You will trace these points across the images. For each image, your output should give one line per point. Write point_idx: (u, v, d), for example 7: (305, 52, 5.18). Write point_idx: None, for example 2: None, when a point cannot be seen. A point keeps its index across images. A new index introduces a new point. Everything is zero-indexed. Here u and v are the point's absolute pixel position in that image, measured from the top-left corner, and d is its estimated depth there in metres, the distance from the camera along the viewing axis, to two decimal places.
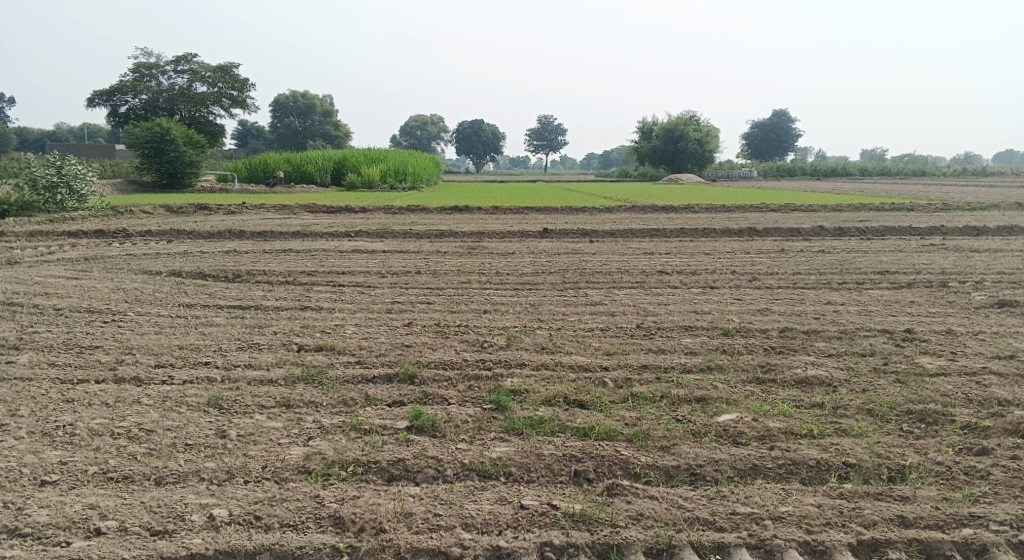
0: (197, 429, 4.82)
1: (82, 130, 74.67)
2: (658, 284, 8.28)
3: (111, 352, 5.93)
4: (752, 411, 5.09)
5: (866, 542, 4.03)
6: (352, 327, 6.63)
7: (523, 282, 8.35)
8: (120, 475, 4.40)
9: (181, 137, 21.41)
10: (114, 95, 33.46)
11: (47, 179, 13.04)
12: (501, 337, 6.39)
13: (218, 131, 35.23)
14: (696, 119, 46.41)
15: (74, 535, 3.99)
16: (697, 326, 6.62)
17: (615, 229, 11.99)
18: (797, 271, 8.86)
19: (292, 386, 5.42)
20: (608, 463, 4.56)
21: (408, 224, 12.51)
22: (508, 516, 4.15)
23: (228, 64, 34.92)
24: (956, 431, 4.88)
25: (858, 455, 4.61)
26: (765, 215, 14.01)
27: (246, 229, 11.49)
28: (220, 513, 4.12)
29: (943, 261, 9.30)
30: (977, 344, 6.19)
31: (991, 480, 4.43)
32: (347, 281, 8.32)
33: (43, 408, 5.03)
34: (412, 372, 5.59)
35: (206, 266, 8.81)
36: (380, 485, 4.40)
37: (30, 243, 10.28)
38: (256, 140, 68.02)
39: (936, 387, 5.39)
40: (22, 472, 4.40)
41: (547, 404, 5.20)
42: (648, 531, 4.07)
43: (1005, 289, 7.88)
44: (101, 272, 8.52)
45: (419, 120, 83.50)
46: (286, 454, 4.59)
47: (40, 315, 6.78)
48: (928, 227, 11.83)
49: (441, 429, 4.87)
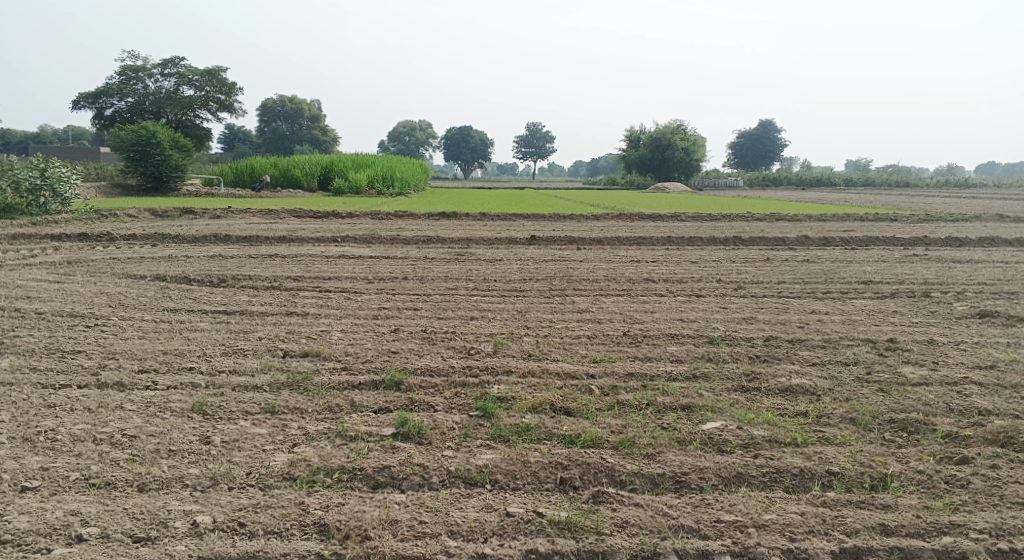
0: (180, 435, 4.79)
1: (67, 132, 74.10)
2: (644, 292, 8.32)
3: (93, 357, 5.88)
4: (737, 419, 5.11)
5: (849, 550, 4.06)
6: (338, 333, 6.61)
7: (510, 289, 8.36)
8: (102, 482, 4.36)
9: (167, 141, 21.29)
10: (100, 97, 33.15)
11: (30, 182, 12.93)
12: (487, 344, 6.40)
13: (204, 135, 35.15)
14: (683, 128, 46.71)
15: (55, 541, 3.95)
16: (682, 335, 6.65)
17: (602, 237, 12.02)
18: (782, 280, 8.92)
19: (277, 391, 5.40)
20: (594, 470, 4.57)
21: (395, 230, 12.49)
22: (494, 523, 4.16)
23: (216, 67, 34.74)
24: (937, 441, 4.92)
25: (841, 463, 4.65)
26: (752, 224, 14.10)
27: (232, 233, 11.43)
28: (203, 520, 4.09)
29: (926, 271, 9.40)
30: (959, 354, 6.26)
31: (971, 488, 4.48)
32: (333, 287, 8.30)
33: (24, 413, 4.99)
34: (398, 378, 5.58)
35: (191, 271, 8.76)
36: (364, 491, 4.39)
37: (12, 246, 10.18)
38: (243, 144, 67.88)
39: (918, 397, 5.44)
40: (2, 477, 4.35)
41: (533, 411, 5.21)
42: (633, 539, 4.09)
43: (987, 299, 7.98)
44: (84, 276, 8.45)
45: (408, 127, 83.78)
46: (271, 461, 4.57)
47: (21, 318, 6.72)
48: (911, 238, 11.96)
49: (427, 436, 4.86)
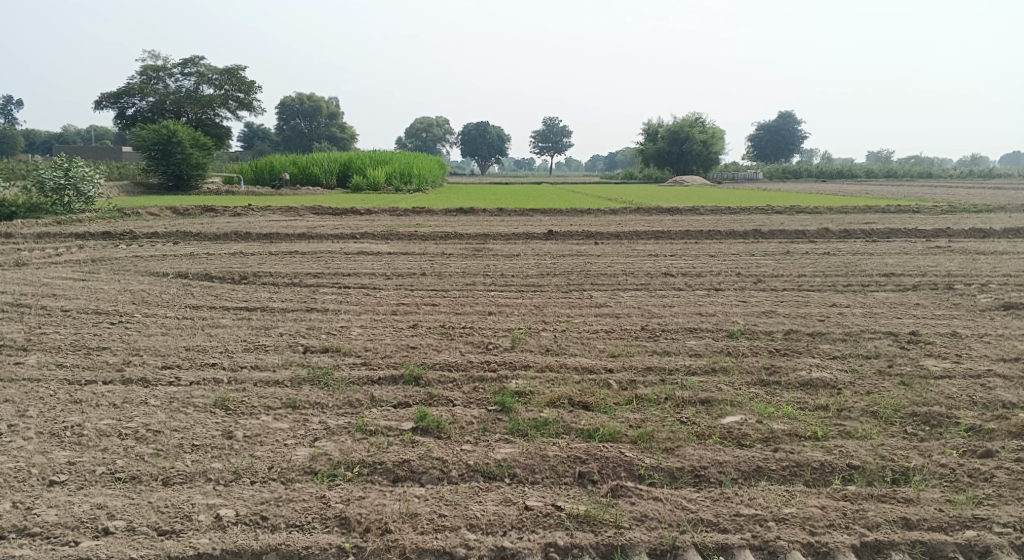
0: (203, 430, 4.85)
1: (89, 132, 74.99)
2: (662, 286, 8.30)
3: (118, 353, 5.97)
4: (756, 413, 5.09)
5: (870, 543, 4.04)
6: (357, 329, 6.66)
7: (528, 284, 8.38)
8: (128, 476, 4.43)
9: (187, 139, 21.52)
10: (121, 97, 33.56)
11: (54, 182, 13.10)
12: (506, 339, 6.42)
13: (224, 133, 35.45)
14: (701, 121, 46.40)
15: (82, 534, 4.02)
16: (701, 329, 6.63)
17: (620, 232, 11.99)
18: (802, 273, 8.86)
19: (298, 387, 5.45)
20: (612, 464, 4.57)
21: (413, 226, 12.54)
22: (513, 517, 4.18)
23: (236, 66, 35.06)
24: (960, 434, 4.88)
25: (862, 457, 4.62)
26: (771, 218, 14.00)
27: (252, 231, 11.54)
28: (226, 513, 4.15)
29: (949, 263, 9.29)
30: (983, 347, 6.19)
31: (995, 482, 4.43)
32: (352, 283, 8.35)
33: (51, 409, 5.07)
34: (417, 373, 5.61)
35: (212, 268, 8.86)
36: (384, 485, 4.42)
37: (37, 245, 10.34)
38: (263, 142, 68.36)
39: (941, 390, 5.39)
40: (31, 472, 4.44)
41: (552, 406, 5.22)
42: (652, 532, 4.09)
43: (1011, 291, 7.88)
44: (108, 274, 8.56)
45: (425, 122, 84.03)
46: (292, 455, 4.62)
47: (47, 316, 6.83)
48: (934, 230, 11.82)
49: (446, 430, 4.89)
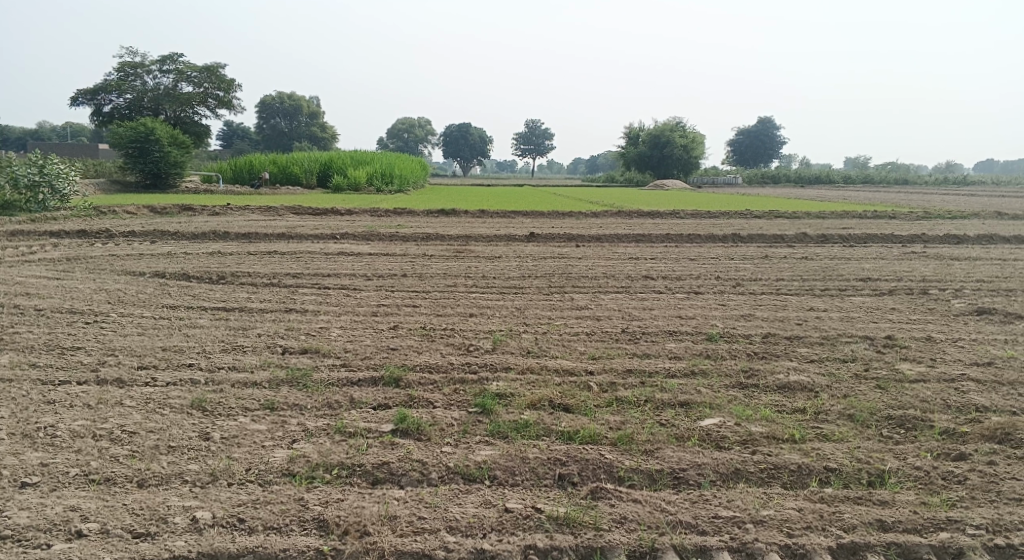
0: (180, 431, 4.80)
1: (65, 129, 73.98)
2: (643, 289, 8.34)
3: (93, 353, 5.89)
4: (735, 415, 5.13)
5: (846, 545, 4.08)
6: (337, 330, 6.62)
7: (509, 286, 8.38)
8: (102, 478, 4.37)
9: (165, 137, 21.29)
10: (98, 94, 33.10)
11: (29, 178, 12.90)
12: (487, 341, 6.41)
13: (203, 132, 35.14)
14: (681, 126, 46.72)
15: (55, 537, 3.96)
16: (681, 332, 6.66)
17: (601, 234, 12.03)
18: (780, 277, 8.93)
19: (276, 388, 5.41)
20: (592, 466, 4.58)
21: (394, 227, 12.50)
22: (492, 519, 4.17)
23: (215, 64, 34.77)
24: (935, 437, 4.94)
25: (839, 459, 4.66)
26: (750, 222, 14.11)
27: (230, 230, 11.43)
28: (203, 515, 4.10)
29: (924, 269, 9.42)
30: (956, 351, 6.28)
31: (968, 484, 4.49)
32: (332, 284, 8.30)
33: (24, 409, 4.99)
34: (397, 375, 5.59)
35: (190, 267, 8.76)
36: (364, 487, 4.40)
37: (11, 243, 10.17)
38: (243, 141, 67.86)
39: (916, 393, 5.46)
40: (2, 473, 4.36)
41: (532, 408, 5.22)
42: (631, 534, 4.10)
43: (985, 296, 8.00)
44: (83, 273, 8.45)
45: (406, 123, 83.86)
46: (270, 457, 4.58)
47: (20, 315, 6.72)
48: (909, 235, 11.97)
49: (426, 432, 4.87)
